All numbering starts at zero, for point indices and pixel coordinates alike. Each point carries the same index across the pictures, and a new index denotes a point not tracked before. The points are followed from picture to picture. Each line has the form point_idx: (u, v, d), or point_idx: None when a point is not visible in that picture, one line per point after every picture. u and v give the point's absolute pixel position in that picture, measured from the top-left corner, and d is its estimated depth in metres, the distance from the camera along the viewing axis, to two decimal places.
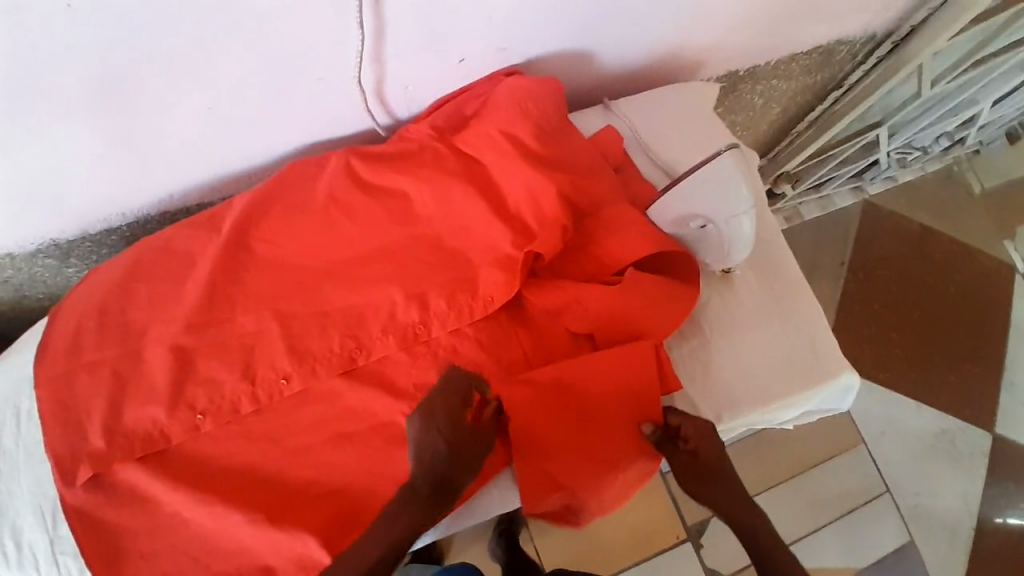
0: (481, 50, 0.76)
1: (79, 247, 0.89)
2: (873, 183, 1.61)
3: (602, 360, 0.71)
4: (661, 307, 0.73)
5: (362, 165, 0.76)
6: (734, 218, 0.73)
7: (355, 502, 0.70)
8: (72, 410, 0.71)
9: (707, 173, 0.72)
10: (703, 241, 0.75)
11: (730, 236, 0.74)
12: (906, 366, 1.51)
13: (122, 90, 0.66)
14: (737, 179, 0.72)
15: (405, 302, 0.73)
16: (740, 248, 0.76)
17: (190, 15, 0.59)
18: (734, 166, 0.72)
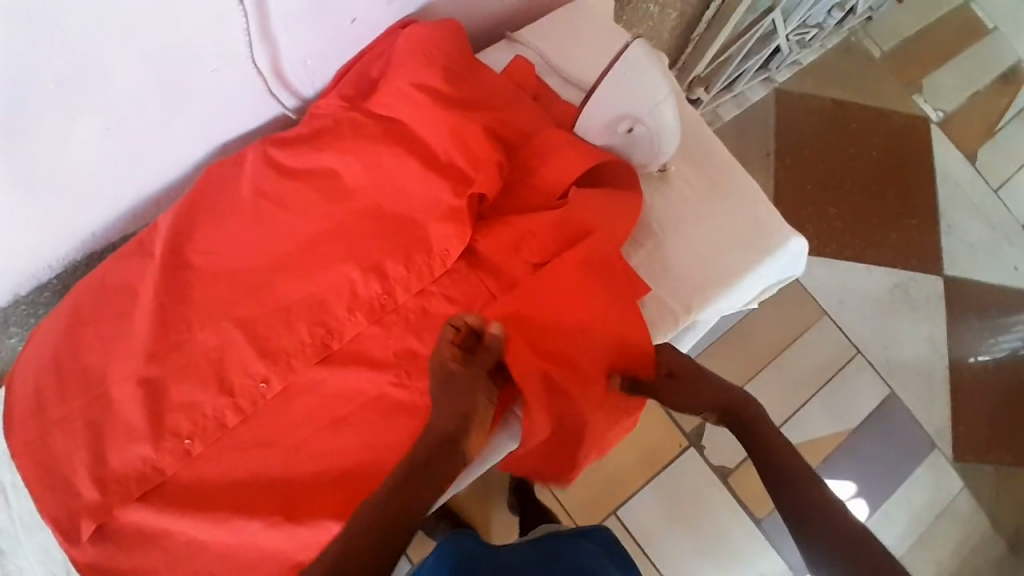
0: (369, 7, 0.73)
1: (14, 312, 0.86)
2: (780, 72, 1.65)
3: (566, 280, 0.71)
4: (610, 214, 0.74)
5: (283, 154, 0.74)
6: (655, 107, 0.74)
7: (367, 479, 0.70)
8: (54, 470, 0.68)
9: (617, 72, 0.74)
10: (634, 143, 0.76)
11: (658, 127, 0.74)
12: (849, 234, 1.58)
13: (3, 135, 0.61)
14: (646, 70, 0.73)
15: (362, 276, 0.72)
16: (670, 139, 0.76)
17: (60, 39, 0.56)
18: (638, 59, 0.73)
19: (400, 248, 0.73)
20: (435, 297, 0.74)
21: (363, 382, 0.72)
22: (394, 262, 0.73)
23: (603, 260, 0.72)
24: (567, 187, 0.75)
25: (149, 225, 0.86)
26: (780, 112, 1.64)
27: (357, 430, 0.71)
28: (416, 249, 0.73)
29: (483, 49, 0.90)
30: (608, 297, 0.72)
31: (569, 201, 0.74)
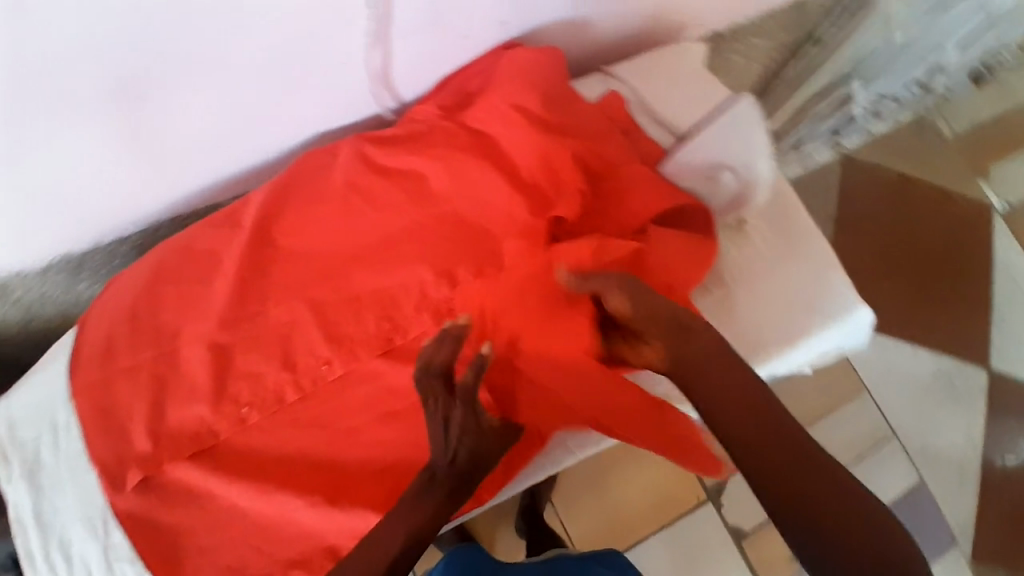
0: (481, 25, 0.77)
1: (91, 260, 0.88)
2: (851, 138, 1.63)
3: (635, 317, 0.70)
4: (685, 257, 0.76)
5: (376, 150, 0.77)
6: (753, 161, 0.78)
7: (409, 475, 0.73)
8: (113, 416, 0.71)
9: (719, 125, 0.79)
10: (722, 190, 0.79)
11: (751, 180, 0.79)
12: (898, 312, 1.57)
13: (119, 87, 0.64)
14: (752, 126, 0.79)
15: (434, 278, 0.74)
16: (763, 192, 0.79)
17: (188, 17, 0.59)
18: (747, 115, 0.79)
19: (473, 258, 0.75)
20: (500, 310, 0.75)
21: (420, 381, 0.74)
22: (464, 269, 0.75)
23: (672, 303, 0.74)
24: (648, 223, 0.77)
25: (233, 199, 0.89)
26: (844, 178, 1.64)
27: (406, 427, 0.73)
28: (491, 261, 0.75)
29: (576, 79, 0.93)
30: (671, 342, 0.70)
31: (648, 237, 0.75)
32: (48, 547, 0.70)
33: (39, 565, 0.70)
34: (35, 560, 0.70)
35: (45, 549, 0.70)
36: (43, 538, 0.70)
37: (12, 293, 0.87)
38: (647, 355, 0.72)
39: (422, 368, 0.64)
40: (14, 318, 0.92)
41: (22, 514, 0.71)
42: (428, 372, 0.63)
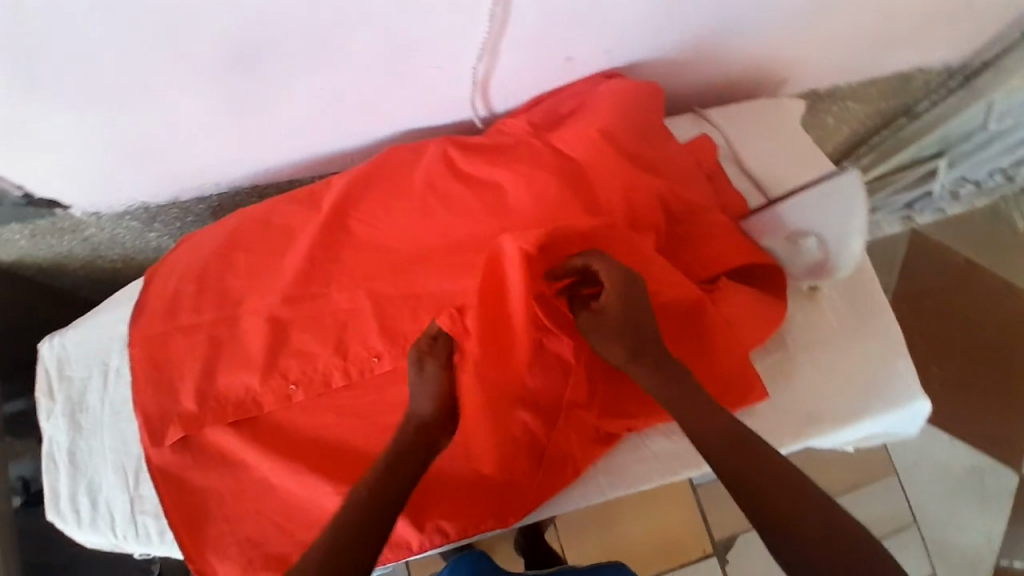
0: (588, 50, 0.77)
1: (166, 213, 0.90)
2: (923, 216, 1.58)
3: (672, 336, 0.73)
4: (754, 317, 0.75)
5: (460, 154, 0.78)
6: (844, 238, 0.76)
7: (438, 481, 0.73)
8: (165, 370, 0.73)
9: (820, 192, 0.77)
10: (802, 258, 0.77)
11: (837, 255, 0.76)
12: (943, 401, 1.51)
13: (238, 56, 0.66)
14: (852, 202, 0.76)
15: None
16: (844, 270, 0.77)
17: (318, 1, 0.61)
18: (850, 190, 0.76)
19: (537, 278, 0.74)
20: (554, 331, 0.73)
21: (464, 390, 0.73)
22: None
23: (734, 357, 0.74)
24: (722, 275, 0.76)
25: (313, 181, 0.91)
26: (910, 254, 1.60)
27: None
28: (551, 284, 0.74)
29: (668, 116, 0.92)
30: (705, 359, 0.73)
31: (720, 288, 0.74)
32: (76, 488, 0.71)
33: (63, 505, 0.71)
34: (59, 499, 0.71)
35: (73, 489, 0.71)
36: (73, 478, 0.72)
37: (87, 231, 0.90)
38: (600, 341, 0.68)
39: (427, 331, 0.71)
40: (82, 253, 0.95)
41: (57, 452, 0.73)
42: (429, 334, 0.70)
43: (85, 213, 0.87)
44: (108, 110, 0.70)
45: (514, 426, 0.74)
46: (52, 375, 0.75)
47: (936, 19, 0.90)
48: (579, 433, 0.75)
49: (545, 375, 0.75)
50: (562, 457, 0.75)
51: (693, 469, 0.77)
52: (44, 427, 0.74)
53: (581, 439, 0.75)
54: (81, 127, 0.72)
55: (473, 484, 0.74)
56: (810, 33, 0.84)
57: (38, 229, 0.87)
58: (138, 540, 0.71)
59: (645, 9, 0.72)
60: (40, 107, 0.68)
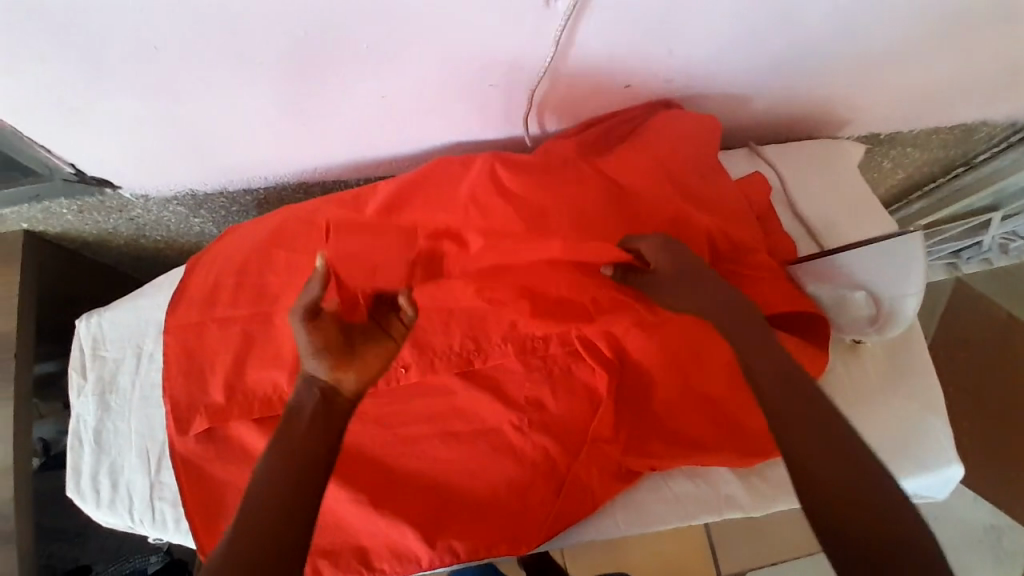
0: (647, 78, 0.76)
1: (212, 202, 0.92)
2: (968, 264, 1.50)
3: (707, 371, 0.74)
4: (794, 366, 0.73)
5: (509, 175, 0.74)
6: (899, 298, 0.75)
7: (454, 499, 0.72)
8: (196, 360, 0.74)
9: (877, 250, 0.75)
10: (852, 312, 0.75)
11: (889, 314, 0.75)
12: (976, 459, 1.45)
13: (302, 59, 0.67)
14: (913, 263, 0.74)
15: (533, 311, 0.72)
16: (894, 330, 0.75)
17: (382, 8, 0.61)
18: (913, 251, 0.74)
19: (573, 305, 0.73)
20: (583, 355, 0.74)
21: (489, 409, 0.74)
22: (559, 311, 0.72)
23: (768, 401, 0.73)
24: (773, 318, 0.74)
25: (359, 184, 0.91)
26: (952, 304, 1.55)
27: (465, 451, 0.73)
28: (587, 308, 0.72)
29: (722, 150, 0.91)
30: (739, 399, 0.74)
31: None
32: (98, 468, 0.73)
33: (84, 483, 0.72)
34: (81, 477, 0.72)
35: (95, 469, 0.73)
36: (97, 457, 0.73)
37: (134, 212, 0.92)
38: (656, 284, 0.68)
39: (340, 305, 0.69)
40: (127, 231, 0.97)
41: (84, 430, 0.74)
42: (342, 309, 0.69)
43: (133, 194, 0.88)
44: (168, 100, 0.71)
45: (535, 451, 0.73)
46: (86, 353, 0.77)
47: (1010, 74, 0.86)
48: (603, 467, 0.74)
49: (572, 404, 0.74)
50: (581, 490, 0.74)
51: (714, 516, 0.75)
52: (74, 404, 0.75)
53: (605, 472, 0.74)
54: (141, 115, 0.73)
55: (488, 507, 0.72)
56: (877, 77, 0.82)
57: (86, 206, 0.89)
58: (152, 525, 0.72)
59: (710, 42, 0.71)
60: (103, 91, 0.69)
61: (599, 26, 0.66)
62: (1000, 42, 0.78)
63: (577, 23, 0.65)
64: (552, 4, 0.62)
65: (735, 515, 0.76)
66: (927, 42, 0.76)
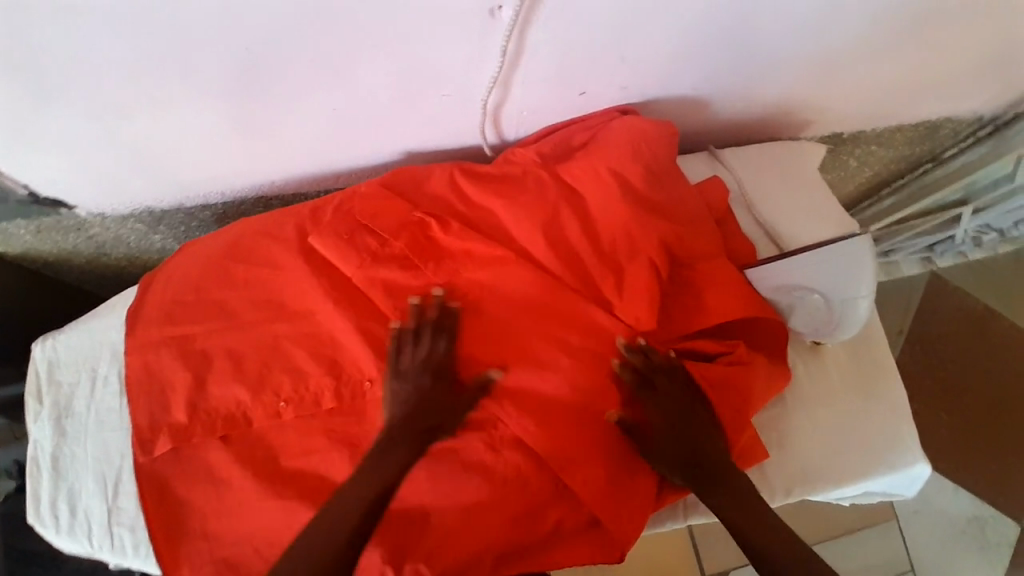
0: (602, 85, 0.76)
1: (172, 217, 0.90)
2: (943, 258, 1.51)
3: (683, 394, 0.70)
4: (769, 385, 0.73)
5: (467, 182, 0.77)
6: (851, 301, 0.75)
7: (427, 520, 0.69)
8: (156, 381, 0.71)
9: (818, 254, 0.76)
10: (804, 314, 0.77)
11: (842, 315, 0.76)
12: (953, 450, 1.45)
13: (251, 73, 0.66)
14: (867, 265, 0.75)
15: (428, 336, 0.70)
16: (850, 329, 0.77)
17: (321, 21, 0.60)
18: (866, 253, 0.75)
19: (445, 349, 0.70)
20: (540, 387, 0.70)
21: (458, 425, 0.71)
22: (433, 366, 0.69)
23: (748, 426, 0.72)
24: (735, 338, 0.74)
25: (319, 196, 0.90)
26: (928, 297, 1.55)
27: (434, 471, 0.70)
28: (439, 362, 0.70)
29: (683, 154, 0.91)
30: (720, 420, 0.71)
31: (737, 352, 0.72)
32: (56, 494, 0.71)
33: (44, 510, 0.70)
34: (40, 503, 0.71)
35: (53, 494, 0.71)
36: (54, 484, 0.71)
37: (91, 230, 0.91)
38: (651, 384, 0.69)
39: (341, 253, 0.74)
40: (87, 250, 0.96)
41: (41, 455, 0.72)
42: (345, 253, 0.74)
43: (89, 213, 0.87)
44: (116, 120, 0.70)
45: (507, 469, 0.69)
46: (42, 377, 0.75)
47: (963, 71, 0.87)
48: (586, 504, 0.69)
49: (553, 429, 0.68)
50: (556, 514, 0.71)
51: (681, 521, 0.78)
52: (30, 429, 0.73)
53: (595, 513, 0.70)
54: (89, 133, 0.72)
55: (457, 534, 0.68)
56: (833, 78, 0.83)
57: (43, 226, 0.88)
58: (113, 550, 0.70)
59: (662, 47, 0.71)
60: (47, 113, 0.68)
61: (548, 34, 0.66)
62: (951, 38, 0.79)
63: (525, 31, 0.65)
64: (496, 15, 0.62)
65: (700, 519, 0.78)
66: (877, 41, 0.76)
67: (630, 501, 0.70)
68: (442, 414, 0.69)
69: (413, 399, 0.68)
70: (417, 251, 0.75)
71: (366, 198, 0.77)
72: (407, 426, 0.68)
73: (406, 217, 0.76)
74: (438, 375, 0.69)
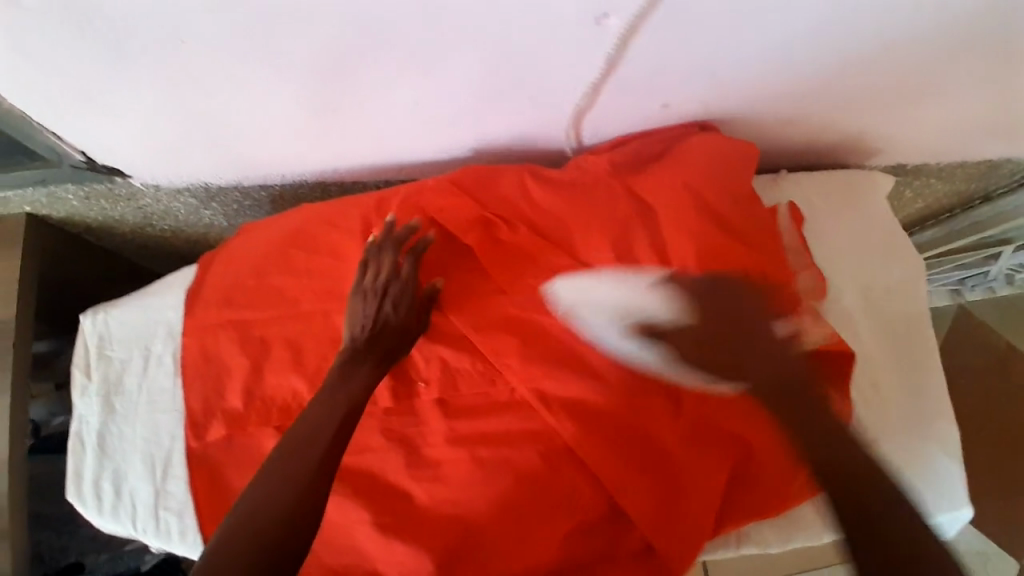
0: (688, 99, 0.74)
1: (226, 195, 0.88)
2: (973, 292, 1.49)
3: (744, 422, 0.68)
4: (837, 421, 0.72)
5: (536, 186, 0.76)
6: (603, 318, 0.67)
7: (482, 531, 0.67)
8: (214, 365, 0.71)
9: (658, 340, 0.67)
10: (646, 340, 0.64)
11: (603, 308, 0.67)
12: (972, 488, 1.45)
13: (342, 58, 0.64)
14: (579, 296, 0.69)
15: (396, 259, 0.70)
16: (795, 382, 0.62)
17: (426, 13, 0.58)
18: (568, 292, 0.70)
19: (412, 275, 0.70)
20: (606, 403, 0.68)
21: (517, 432, 0.70)
22: (397, 291, 0.69)
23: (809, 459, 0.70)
24: (804, 369, 0.73)
25: (377, 187, 0.88)
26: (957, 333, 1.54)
27: (490, 480, 0.68)
28: (403, 288, 0.70)
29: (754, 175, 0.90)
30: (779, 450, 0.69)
31: None
32: (100, 473, 0.69)
33: (87, 488, 0.69)
34: (82, 482, 0.69)
35: (97, 473, 0.69)
36: (99, 462, 0.70)
37: (143, 200, 0.88)
38: (719, 409, 0.68)
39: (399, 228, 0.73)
40: (134, 219, 0.94)
41: (87, 431, 0.71)
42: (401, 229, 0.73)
43: (144, 183, 0.84)
44: (190, 94, 0.68)
45: (564, 484, 0.69)
46: (92, 352, 0.73)
47: None
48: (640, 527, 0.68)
49: (613, 447, 0.68)
50: (608, 533, 0.69)
51: (732, 550, 0.76)
52: (76, 404, 0.72)
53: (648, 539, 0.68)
54: (162, 106, 0.70)
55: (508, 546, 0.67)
56: (916, 113, 0.81)
57: (93, 192, 0.85)
58: (156, 535, 0.68)
59: (756, 69, 0.69)
60: (121, 81, 0.66)
61: (650, 45, 0.64)
62: None
63: (628, 40, 0.63)
64: (602, 23, 0.60)
65: (752, 550, 0.77)
66: (974, 78, 0.74)
67: (686, 530, 0.68)
68: (405, 337, 0.70)
69: (374, 321, 0.69)
70: (484, 251, 0.74)
71: (435, 195, 0.76)
72: (367, 346, 0.68)
73: (473, 216, 0.75)
74: (400, 300, 0.69)
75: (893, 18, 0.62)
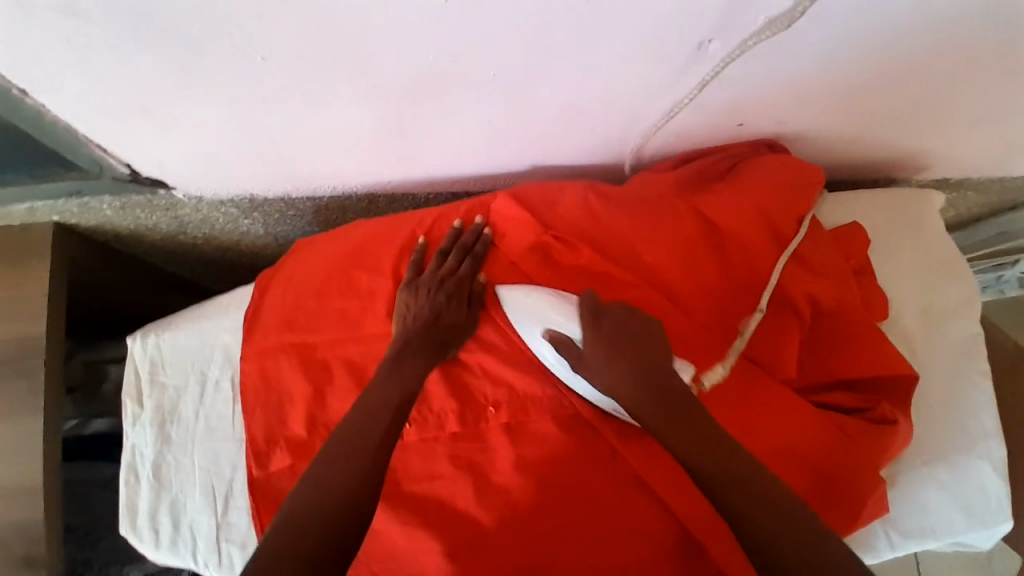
0: (763, 119, 0.73)
1: (270, 206, 0.85)
2: None
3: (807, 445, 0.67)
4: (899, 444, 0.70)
5: (601, 205, 0.72)
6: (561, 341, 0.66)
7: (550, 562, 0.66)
8: (275, 390, 0.69)
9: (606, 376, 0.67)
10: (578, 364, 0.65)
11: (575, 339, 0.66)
12: None
13: (426, 80, 0.61)
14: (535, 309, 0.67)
15: (453, 257, 0.71)
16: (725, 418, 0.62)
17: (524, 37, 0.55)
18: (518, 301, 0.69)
19: (469, 273, 0.71)
20: None
21: (580, 461, 0.68)
22: (452, 285, 0.69)
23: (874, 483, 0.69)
24: (872, 395, 0.72)
25: (425, 198, 0.86)
26: None
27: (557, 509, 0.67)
28: (458, 282, 0.70)
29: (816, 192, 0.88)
30: (847, 476, 0.67)
31: (879, 411, 0.70)
32: (158, 505, 0.68)
33: (143, 520, 0.68)
34: (138, 515, 0.68)
35: (154, 506, 0.68)
36: (156, 494, 0.68)
37: (182, 211, 0.85)
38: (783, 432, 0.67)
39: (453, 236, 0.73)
40: (168, 227, 0.90)
41: (144, 462, 0.69)
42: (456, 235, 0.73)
43: (187, 195, 0.81)
44: (256, 113, 0.65)
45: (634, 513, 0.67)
46: (146, 379, 0.72)
47: None
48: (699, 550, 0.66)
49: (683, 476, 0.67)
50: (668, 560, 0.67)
51: None
52: (129, 434, 0.70)
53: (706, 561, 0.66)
54: (223, 122, 0.66)
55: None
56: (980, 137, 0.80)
57: (131, 204, 0.82)
58: (217, 568, 0.66)
59: (840, 95, 0.68)
60: (182, 96, 0.62)
61: (743, 71, 0.62)
62: None
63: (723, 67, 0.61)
64: (703, 47, 0.58)
65: None
66: None
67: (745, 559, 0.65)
68: (457, 333, 0.69)
69: (427, 312, 0.67)
70: (540, 271, 0.71)
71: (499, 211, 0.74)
72: (421, 338, 0.67)
73: (535, 237, 0.71)
74: (455, 294, 0.69)
75: (991, 51, 0.61)
